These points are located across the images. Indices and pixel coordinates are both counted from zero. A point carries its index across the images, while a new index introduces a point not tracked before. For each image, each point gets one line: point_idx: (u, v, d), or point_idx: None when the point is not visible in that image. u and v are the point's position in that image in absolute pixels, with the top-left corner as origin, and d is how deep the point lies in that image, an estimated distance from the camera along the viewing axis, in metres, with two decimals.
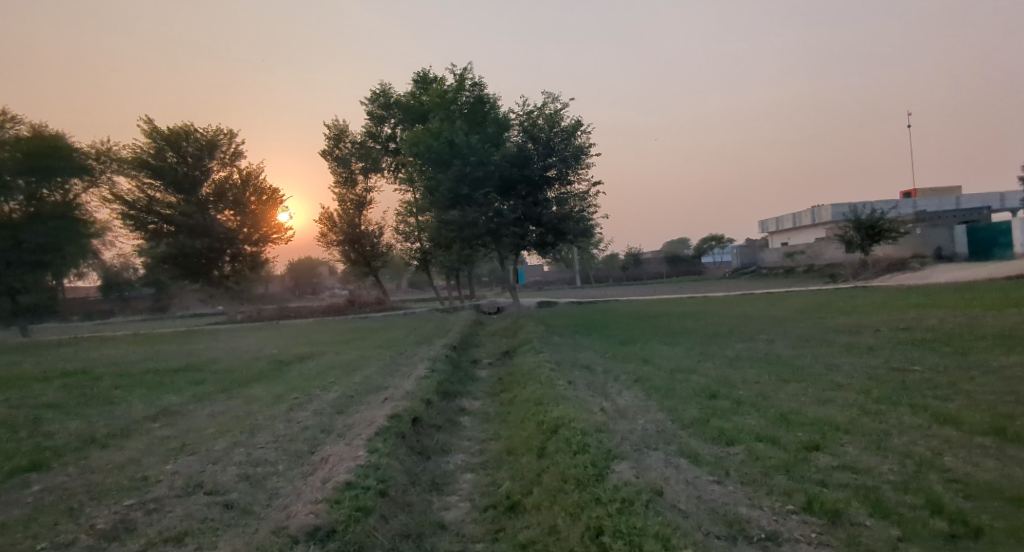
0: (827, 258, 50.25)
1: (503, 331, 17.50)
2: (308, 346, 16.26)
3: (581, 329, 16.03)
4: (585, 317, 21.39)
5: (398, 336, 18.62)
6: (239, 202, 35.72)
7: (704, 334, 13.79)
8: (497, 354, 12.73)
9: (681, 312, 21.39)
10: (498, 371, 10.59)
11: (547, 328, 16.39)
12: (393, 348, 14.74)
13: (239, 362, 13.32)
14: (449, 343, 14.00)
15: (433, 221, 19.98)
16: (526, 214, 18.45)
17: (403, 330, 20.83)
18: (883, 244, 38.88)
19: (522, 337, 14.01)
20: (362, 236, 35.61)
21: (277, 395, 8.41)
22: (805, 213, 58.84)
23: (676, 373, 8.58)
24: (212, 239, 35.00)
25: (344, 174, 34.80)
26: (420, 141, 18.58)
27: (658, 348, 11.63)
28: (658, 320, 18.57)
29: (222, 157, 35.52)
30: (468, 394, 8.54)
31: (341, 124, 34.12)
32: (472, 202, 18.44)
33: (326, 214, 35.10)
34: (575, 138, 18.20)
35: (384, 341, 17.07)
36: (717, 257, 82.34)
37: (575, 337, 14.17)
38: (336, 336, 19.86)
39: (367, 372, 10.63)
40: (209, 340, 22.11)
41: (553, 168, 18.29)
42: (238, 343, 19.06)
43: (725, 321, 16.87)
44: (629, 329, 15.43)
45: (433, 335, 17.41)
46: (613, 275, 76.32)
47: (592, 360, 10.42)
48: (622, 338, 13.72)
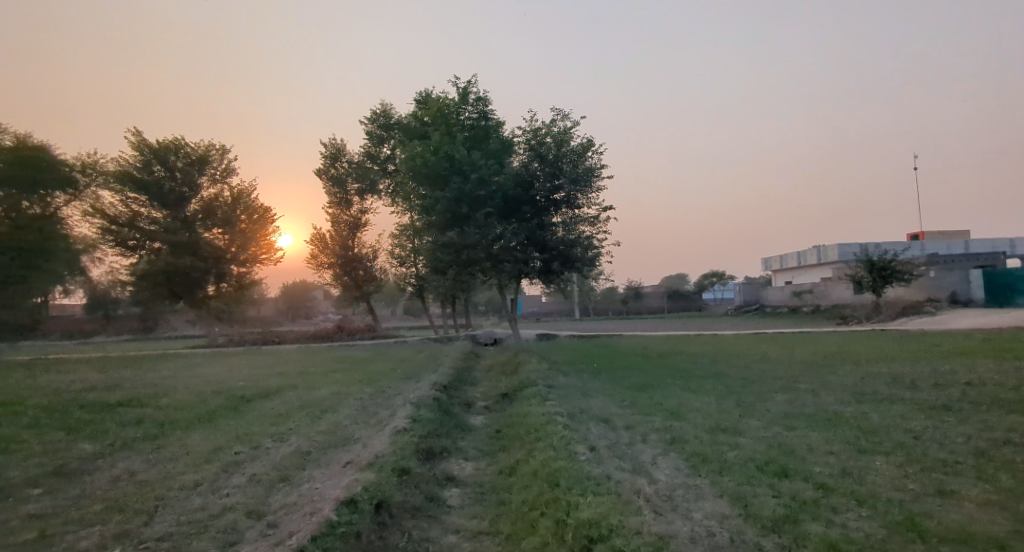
0: (834, 298, 48.92)
1: (501, 367, 15.77)
2: (281, 378, 14.43)
3: (588, 369, 14.37)
4: (590, 354, 19.71)
5: (384, 368, 16.85)
6: (228, 220, 34.35)
7: (729, 378, 12.16)
8: (494, 396, 11.01)
9: (694, 351, 19.75)
10: (495, 419, 8.87)
11: (550, 366, 14.69)
12: (376, 384, 13.00)
13: (194, 395, 11.53)
14: (439, 380, 12.29)
15: (428, 243, 18.58)
16: (530, 239, 17.04)
17: (391, 361, 19.04)
18: (896, 286, 37.52)
19: (523, 375, 12.32)
20: (355, 259, 34.06)
21: (218, 447, 6.70)
22: (810, 252, 57.82)
23: (718, 433, 6.87)
24: (197, 257, 33.41)
25: (338, 193, 33.42)
26: (417, 157, 17.25)
27: (682, 396, 9.96)
28: (671, 359, 16.91)
29: (213, 173, 34.24)
30: (458, 454, 6.76)
31: (338, 143, 32.94)
32: (472, 223, 17.00)
33: (319, 235, 33.59)
34: (585, 160, 16.96)
35: (368, 374, 15.31)
36: (718, 293, 81.08)
37: (583, 378, 12.51)
38: (317, 366, 18.05)
39: (339, 416, 8.90)
40: (179, 365, 20.17)
41: (561, 190, 16.97)
42: (206, 371, 17.16)
43: (747, 363, 15.24)
44: (643, 371, 13.76)
45: (423, 370, 15.68)
46: (613, 309, 74.79)
47: (606, 409, 8.72)
48: (637, 381, 12.03)
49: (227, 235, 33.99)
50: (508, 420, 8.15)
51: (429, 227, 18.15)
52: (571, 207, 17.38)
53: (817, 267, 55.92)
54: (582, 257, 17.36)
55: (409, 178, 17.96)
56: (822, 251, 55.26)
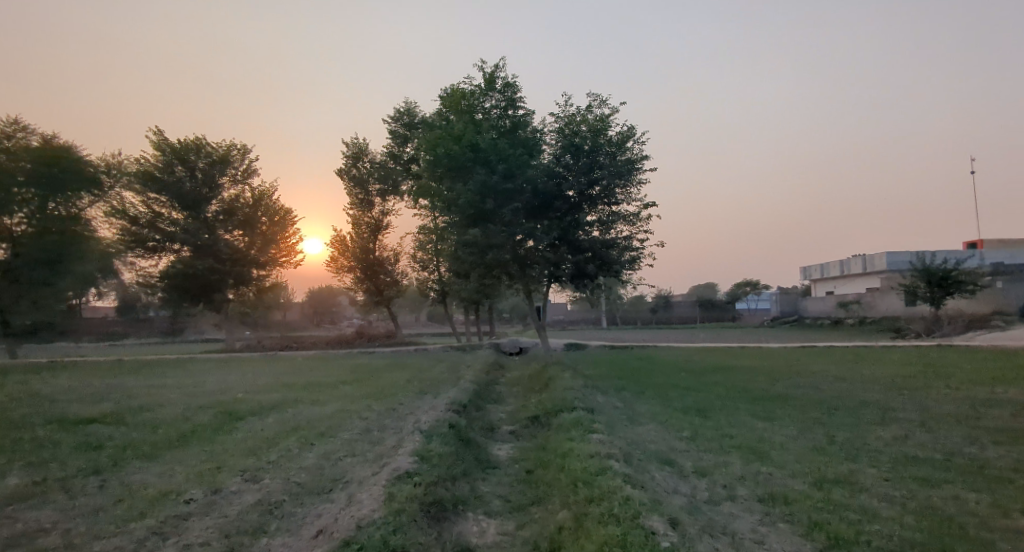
0: (884, 309, 46.31)
1: (529, 382, 14.09)
2: (285, 390, 13.01)
3: (628, 386, 12.61)
4: (627, 367, 17.90)
5: (400, 380, 15.34)
6: (249, 221, 33.61)
7: (800, 402, 10.23)
8: (522, 419, 9.34)
9: (743, 366, 17.72)
10: (524, 451, 7.18)
11: (584, 381, 12.95)
12: (388, 399, 11.45)
13: (181, 410, 10.15)
14: (459, 396, 10.69)
15: (449, 242, 16.96)
16: (563, 238, 15.37)
17: (409, 372, 17.58)
18: (957, 298, 34.80)
19: (556, 391, 10.64)
20: (376, 263, 32.85)
21: (168, 489, 5.16)
22: (855, 261, 54.71)
23: (831, 489, 5.03)
24: (215, 259, 32.62)
25: (359, 194, 32.29)
26: (438, 146, 15.57)
27: (753, 424, 8.11)
28: (720, 375, 15.01)
29: (234, 174, 33.52)
30: (479, 507, 5.07)
31: (360, 143, 31.88)
32: (497, 220, 15.39)
33: (340, 238, 32.52)
34: (624, 152, 15.47)
35: (381, 387, 13.79)
36: (752, 303, 77.80)
37: (625, 398, 10.74)
38: (329, 375, 16.68)
39: (337, 444, 7.33)
40: (187, 371, 19.08)
41: (598, 184, 15.40)
42: (209, 380, 15.94)
43: (813, 382, 13.25)
44: (692, 390, 11.95)
45: (443, 383, 14.12)
46: (642, 318, 72.33)
47: (665, 443, 6.95)
48: (690, 403, 10.21)
49: (247, 237, 33.12)
50: (543, 455, 6.44)
51: (450, 225, 16.53)
52: (609, 203, 15.73)
53: (861, 278, 53.61)
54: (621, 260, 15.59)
55: (427, 171, 16.36)
56: (869, 261, 52.17)
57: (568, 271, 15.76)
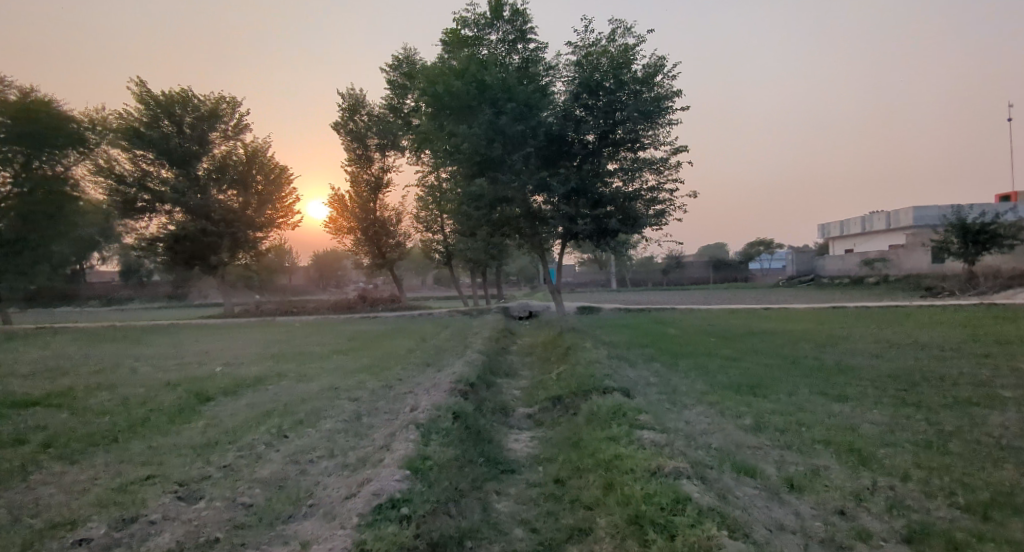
0: (909, 266, 44.93)
1: (544, 352, 12.63)
2: (270, 363, 11.62)
3: (659, 356, 11.12)
4: (648, 332, 16.48)
5: (401, 349, 13.95)
6: (243, 181, 31.84)
7: (868, 375, 8.69)
8: (541, 400, 7.88)
9: (777, 330, 16.17)
10: (548, 448, 5.68)
11: (608, 350, 11.47)
12: (385, 374, 10.02)
13: (144, 389, 8.76)
14: (467, 370, 9.24)
15: (453, 196, 15.17)
16: (581, 188, 13.49)
17: (410, 340, 16.19)
18: (994, 253, 33.26)
19: (579, 364, 9.15)
20: (377, 223, 31.16)
21: (66, 517, 3.74)
22: (879, 218, 52.70)
23: (1003, 519, 3.49)
24: (209, 220, 31.03)
25: (357, 150, 30.29)
26: (439, 84, 13.67)
27: (829, 406, 6.59)
28: (756, 341, 13.55)
29: (225, 129, 31.47)
30: (495, 543, 3.59)
31: (356, 93, 29.57)
32: (507, 169, 13.57)
33: (338, 197, 30.73)
34: (650, 90, 13.36)
35: (379, 358, 12.39)
36: (766, 263, 75.85)
37: (659, 373, 9.25)
38: (324, 344, 15.31)
39: (315, 439, 5.89)
40: (175, 340, 17.76)
41: (620, 128, 13.39)
42: (194, 350, 14.59)
43: (867, 348, 11.75)
44: (733, 360, 10.47)
45: (448, 354, 12.70)
46: (653, 279, 70.72)
47: (729, 438, 5.44)
48: (736, 378, 8.72)
49: (242, 198, 31.44)
50: (575, 457, 4.94)
51: (454, 177, 14.77)
52: (633, 148, 13.74)
53: (886, 234, 51.67)
54: (647, 214, 13.66)
55: (427, 115, 14.48)
56: (894, 217, 50.25)
57: (587, 227, 13.71)
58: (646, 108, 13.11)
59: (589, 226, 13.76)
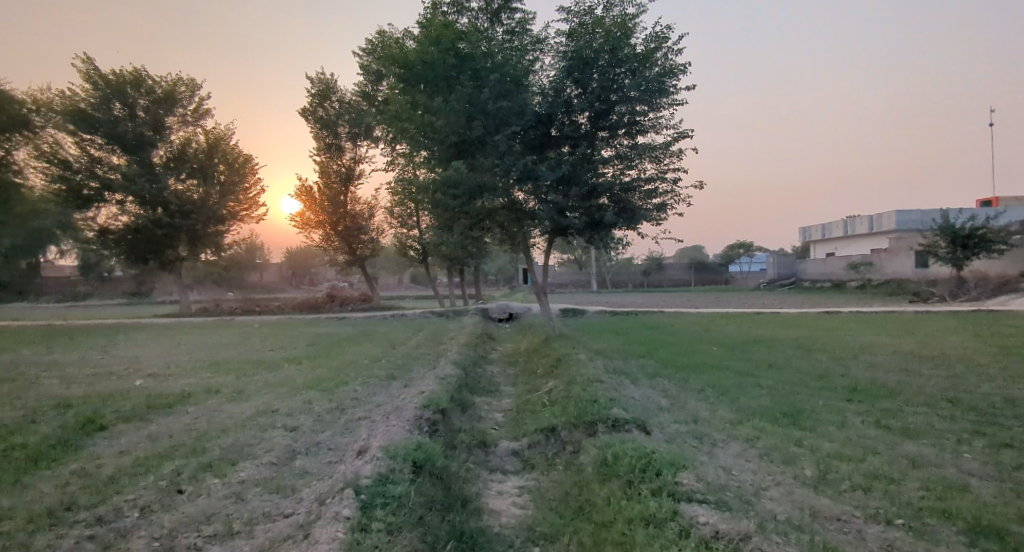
0: (891, 271, 45.14)
1: (531, 363, 11.05)
2: (204, 374, 9.74)
3: (662, 370, 9.68)
4: (641, 339, 15.10)
5: (366, 357, 12.23)
6: (204, 171, 29.38)
7: (915, 397, 7.30)
8: (528, 431, 6.29)
9: (780, 338, 14.92)
10: (547, 515, 4.06)
11: (604, 362, 9.91)
12: (339, 392, 8.28)
13: (25, 413, 6.82)
14: (438, 388, 7.59)
15: (427, 183, 13.41)
16: (573, 177, 11.86)
17: (377, 346, 14.43)
18: (982, 258, 33.47)
19: (575, 381, 7.59)
20: (348, 218, 29.19)
21: None
22: (862, 223, 53.51)
23: None
24: (164, 212, 28.49)
25: (327, 138, 28.22)
26: (411, 53, 11.90)
27: (899, 445, 5.17)
28: (763, 351, 12.29)
29: (184, 113, 28.94)
30: None
31: (326, 78, 27.33)
32: (488, 152, 11.84)
33: (306, 188, 28.58)
34: (650, 67, 11.71)
35: (338, 369, 10.61)
36: (745, 265, 76.00)
37: (668, 394, 7.76)
38: (278, 350, 13.46)
39: (221, 497, 4.20)
40: (108, 341, 15.58)
41: (616, 109, 11.77)
42: (122, 355, 12.51)
43: (890, 361, 10.55)
44: (748, 376, 9.08)
45: (419, 364, 11.04)
46: (634, 280, 69.90)
47: (794, 501, 3.93)
48: (761, 401, 7.27)
49: (202, 189, 28.93)
50: (589, 543, 3.30)
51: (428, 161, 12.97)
52: (631, 133, 12.17)
53: (869, 238, 52.55)
54: (647, 208, 12.09)
55: (397, 89, 12.62)
56: (877, 222, 51.21)
57: (578, 220, 12.12)
58: (648, 86, 11.50)
59: (580, 221, 12.12)
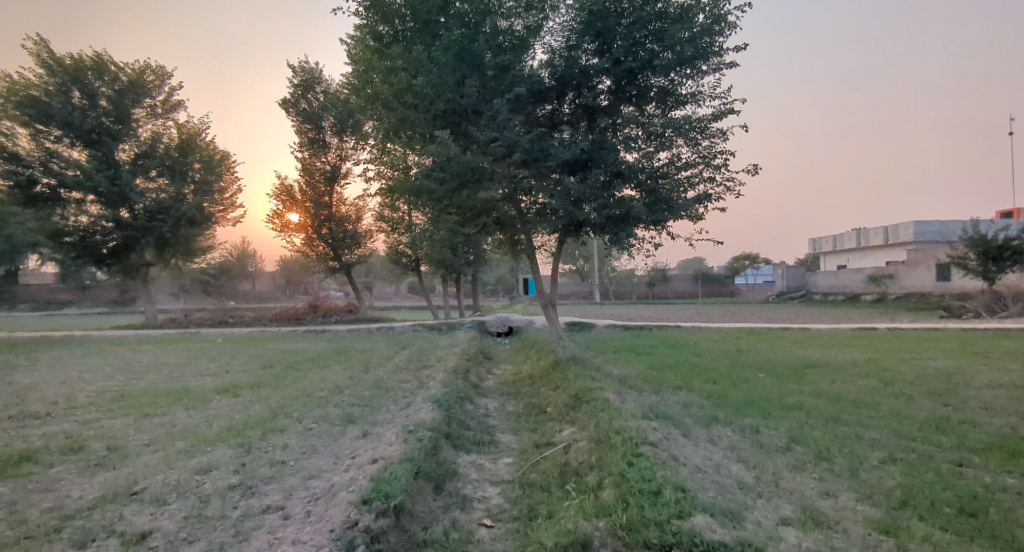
0: (912, 283, 42.77)
1: (539, 399, 8.51)
2: (92, 415, 7.10)
3: (717, 413, 7.13)
4: (665, 362, 12.58)
5: (327, 385, 9.63)
6: (175, 169, 26.85)
7: None
8: (542, 544, 3.60)
9: (834, 361, 12.42)
10: None
11: (638, 401, 7.34)
12: (261, 452, 5.67)
13: None
14: (401, 449, 4.97)
15: (409, 166, 10.93)
16: (591, 159, 9.43)
17: (347, 368, 11.83)
18: (1017, 271, 31.08)
19: (610, 440, 5.01)
20: (333, 221, 26.71)
21: None
22: (878, 234, 51.35)
23: None
24: (129, 214, 25.99)
25: (310, 133, 25.75)
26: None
27: None
28: (827, 381, 9.75)
29: (153, 106, 26.56)
30: None
31: (309, 66, 24.81)
32: (484, 124, 9.40)
33: (286, 187, 26.06)
34: (693, 22, 9.15)
35: (282, 405, 8.02)
36: (752, 277, 73.70)
37: (745, 461, 5.20)
38: (222, 375, 10.82)
39: None
40: (27, 359, 13.00)
41: (645, 75, 9.39)
42: (20, 381, 9.85)
43: (1009, 399, 8.03)
44: (840, 424, 6.53)
45: (392, 399, 8.46)
46: (638, 291, 67.53)
47: None
48: (898, 476, 4.64)
49: (174, 188, 26.26)
50: None
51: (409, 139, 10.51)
52: (663, 107, 9.83)
53: (884, 248, 50.47)
54: (683, 200, 9.67)
55: (373, 50, 10.21)
56: (895, 232, 49.04)
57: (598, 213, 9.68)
58: (688, 45, 9.03)
59: (600, 214, 9.64)
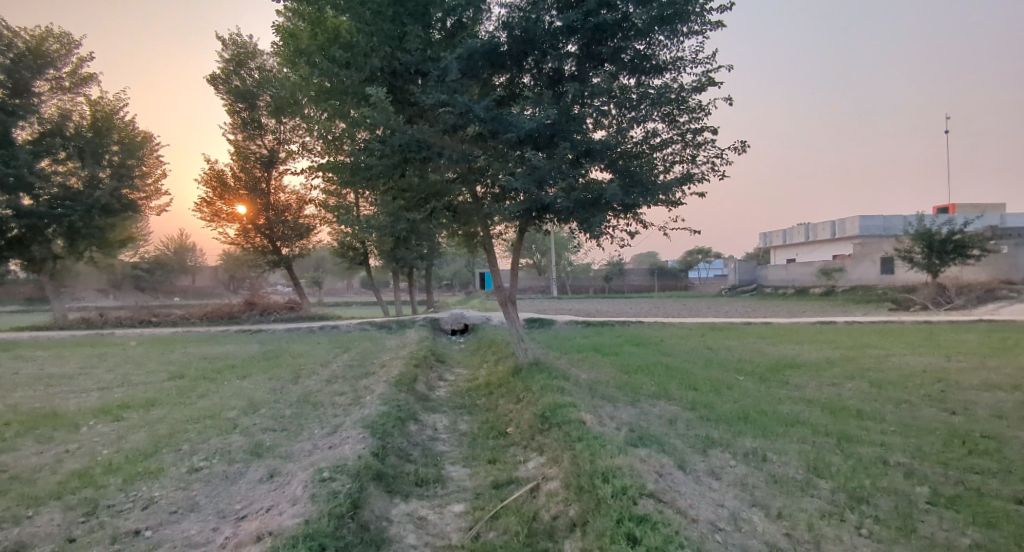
0: (858, 276, 44.01)
1: (499, 416, 7.19)
2: None
3: (708, 433, 5.99)
4: (634, 364, 11.53)
5: (242, 400, 7.91)
6: (87, 150, 23.72)
7: None
8: None
9: (808, 361, 11.72)
10: None
11: (616, 420, 6.13)
12: (114, 513, 4.05)
13: None
14: (305, 517, 3.48)
15: (343, 139, 9.29)
16: (557, 133, 8.17)
17: (273, 377, 10.06)
18: (959, 264, 32.13)
19: (597, 492, 3.71)
20: (271, 210, 24.47)
21: None
22: (825, 228, 52.85)
23: None
24: (33, 201, 22.86)
25: (244, 114, 23.34)
26: None
27: None
28: (813, 386, 8.90)
29: (58, 79, 23.43)
30: None
31: (242, 39, 22.39)
32: (431, 87, 7.92)
33: (217, 173, 23.60)
34: None
35: (174, 431, 6.28)
36: (705, 271, 74.94)
37: (765, 507, 4.02)
38: (112, 389, 8.87)
39: None
40: None
41: (618, 37, 8.13)
42: None
43: (1011, 404, 7.34)
44: (854, 444, 5.52)
45: (318, 420, 6.88)
46: (595, 285, 67.20)
47: None
48: (969, 529, 3.56)
49: (88, 171, 23.28)
50: None
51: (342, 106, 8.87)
52: (637, 77, 8.62)
53: (831, 243, 52.01)
54: (660, 184, 8.48)
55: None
56: (841, 227, 50.56)
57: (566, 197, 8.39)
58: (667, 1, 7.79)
59: (567, 198, 8.35)
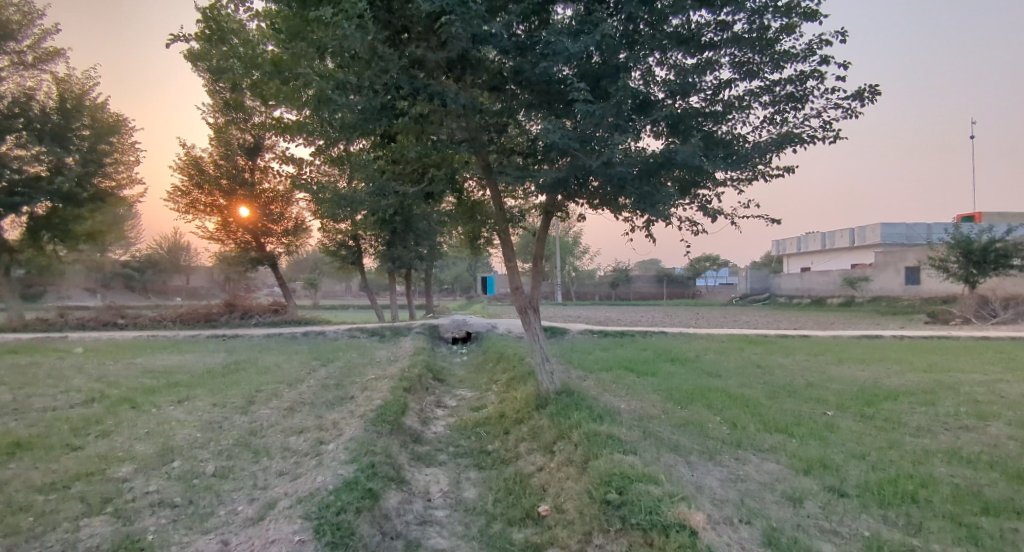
0: (880, 286, 41.65)
1: (524, 482, 4.83)
2: None
3: (876, 532, 3.62)
4: (681, 390, 9.19)
5: (155, 443, 5.54)
6: (51, 133, 21.45)
7: None
8: None
9: (896, 386, 9.39)
10: None
11: (719, 506, 3.78)
12: None
13: None
14: None
15: (301, 91, 6.59)
16: (606, 73, 6.13)
17: (219, 403, 7.69)
18: (1000, 276, 29.75)
19: None
20: (254, 203, 22.17)
21: None
22: (844, 236, 50.56)
23: None
24: None
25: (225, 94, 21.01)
26: None
27: None
28: (943, 429, 6.55)
29: (18, 54, 21.25)
30: None
31: None
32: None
33: (194, 159, 21.28)
34: None
35: (11, 507, 3.91)
36: (713, 279, 72.66)
37: None
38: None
39: None
40: None
41: None
42: None
43: None
44: None
45: (251, 487, 4.50)
46: (600, 292, 64.81)
47: None
48: None
49: (51, 156, 20.95)
50: None
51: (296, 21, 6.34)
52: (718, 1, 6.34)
53: (850, 251, 49.73)
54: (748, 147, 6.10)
55: None
56: (861, 235, 48.30)
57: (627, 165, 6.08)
58: None
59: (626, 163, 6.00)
